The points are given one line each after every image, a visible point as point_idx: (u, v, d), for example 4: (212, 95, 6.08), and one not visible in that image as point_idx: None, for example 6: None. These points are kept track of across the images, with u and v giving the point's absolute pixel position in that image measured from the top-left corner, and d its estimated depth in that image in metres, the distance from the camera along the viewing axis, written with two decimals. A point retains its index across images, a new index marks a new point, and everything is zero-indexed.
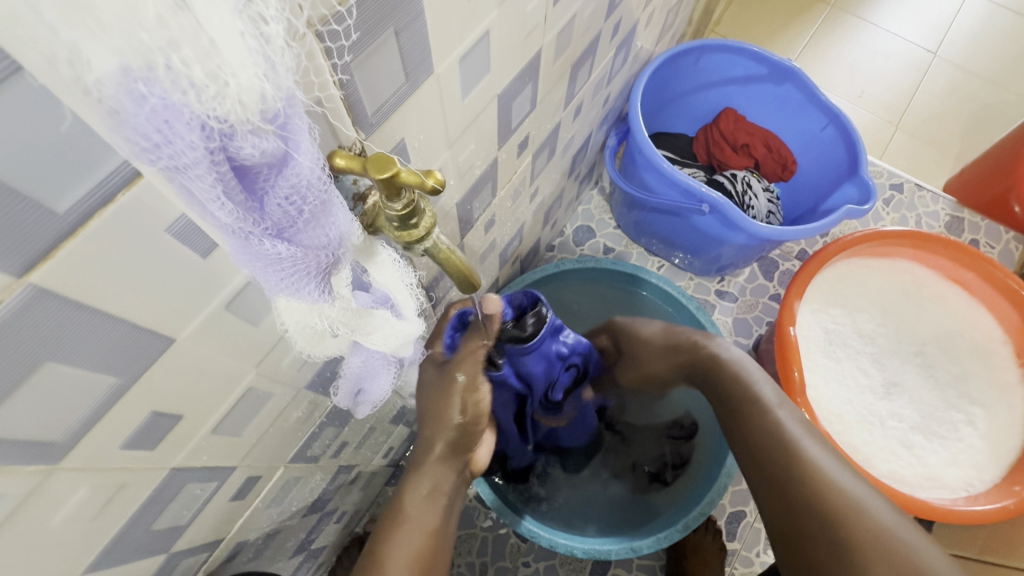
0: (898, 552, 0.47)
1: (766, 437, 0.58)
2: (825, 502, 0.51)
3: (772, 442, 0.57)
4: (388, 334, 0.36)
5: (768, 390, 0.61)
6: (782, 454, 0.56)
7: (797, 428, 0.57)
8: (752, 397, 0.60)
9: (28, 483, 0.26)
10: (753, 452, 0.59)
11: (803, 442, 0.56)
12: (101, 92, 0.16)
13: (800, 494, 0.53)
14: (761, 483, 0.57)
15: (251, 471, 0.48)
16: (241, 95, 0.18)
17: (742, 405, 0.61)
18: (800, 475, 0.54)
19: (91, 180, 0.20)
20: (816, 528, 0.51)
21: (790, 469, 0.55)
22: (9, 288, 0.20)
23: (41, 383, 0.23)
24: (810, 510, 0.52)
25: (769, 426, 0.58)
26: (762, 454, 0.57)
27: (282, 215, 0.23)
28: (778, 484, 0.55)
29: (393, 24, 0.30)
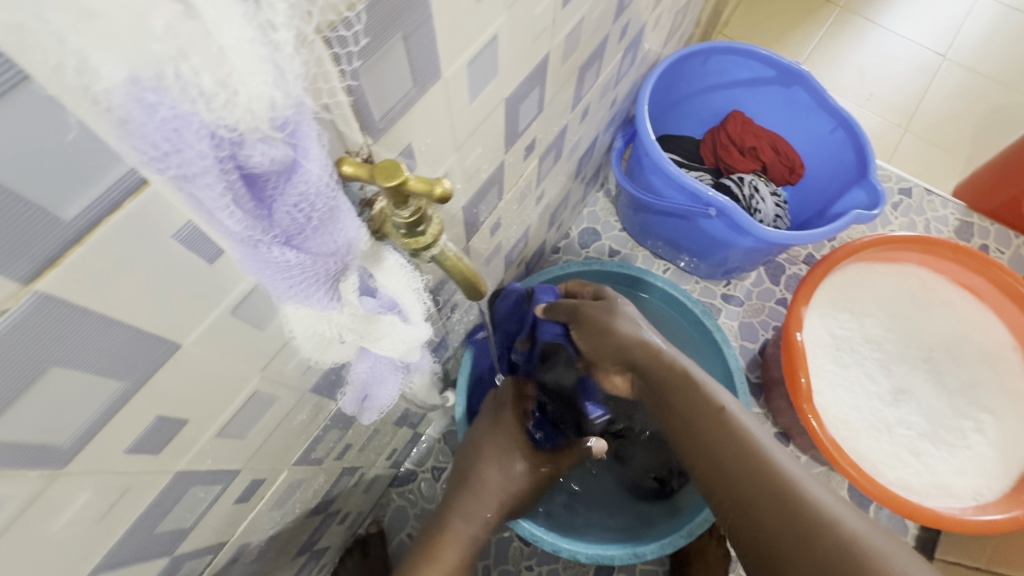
0: (870, 557, 0.47)
1: (730, 450, 0.58)
2: (795, 514, 0.52)
3: (734, 456, 0.57)
4: (394, 340, 0.36)
5: (728, 398, 0.61)
6: (746, 468, 0.56)
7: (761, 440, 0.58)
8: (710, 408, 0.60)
9: (31, 487, 0.26)
10: (717, 472, 0.58)
11: (767, 453, 0.57)
12: (109, 101, 0.16)
13: (770, 511, 0.53)
14: (730, 501, 0.57)
15: (256, 473, 0.48)
16: (250, 104, 0.18)
17: (701, 417, 0.60)
18: (769, 495, 0.54)
19: (98, 188, 0.20)
20: (790, 541, 0.51)
21: (757, 480, 0.55)
22: (16, 296, 0.20)
23: (45, 388, 0.23)
24: (780, 524, 0.52)
25: (730, 442, 0.58)
26: (727, 469, 0.58)
27: (290, 222, 0.23)
28: (746, 502, 0.55)
29: (402, 28, 0.30)
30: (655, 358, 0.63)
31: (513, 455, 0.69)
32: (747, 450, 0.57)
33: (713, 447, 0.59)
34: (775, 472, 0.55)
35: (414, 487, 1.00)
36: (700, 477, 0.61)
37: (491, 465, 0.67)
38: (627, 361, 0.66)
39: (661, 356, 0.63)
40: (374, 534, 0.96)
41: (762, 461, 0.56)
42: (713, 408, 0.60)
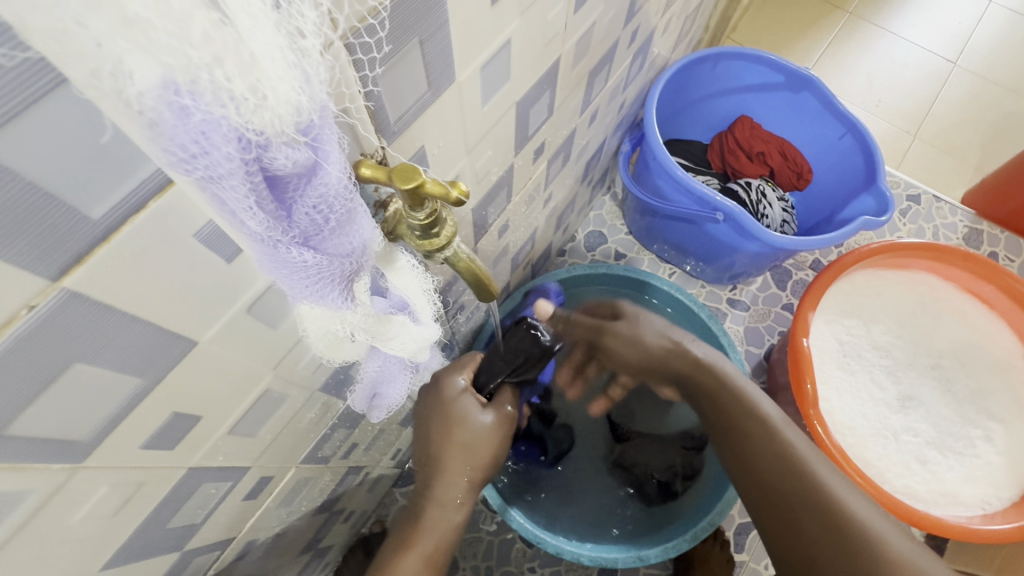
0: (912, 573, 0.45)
1: (771, 459, 0.56)
2: (833, 524, 0.50)
3: (776, 465, 0.55)
4: (406, 339, 0.36)
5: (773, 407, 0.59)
6: (786, 477, 0.54)
7: (805, 448, 0.56)
8: (756, 416, 0.59)
9: (52, 480, 0.27)
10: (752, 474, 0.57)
11: (808, 459, 0.55)
12: (141, 104, 0.16)
13: (803, 515, 0.52)
14: (766, 510, 0.55)
15: (264, 471, 0.49)
16: (278, 108, 0.19)
17: (744, 425, 0.58)
18: (803, 497, 0.52)
19: (124, 187, 0.20)
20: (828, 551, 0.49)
21: (792, 485, 0.54)
22: (44, 293, 0.20)
23: (69, 383, 0.24)
24: (819, 533, 0.50)
25: (772, 446, 0.56)
26: (764, 476, 0.56)
27: (309, 223, 0.23)
28: (779, 505, 0.54)
29: (419, 33, 0.30)
30: (697, 367, 0.62)
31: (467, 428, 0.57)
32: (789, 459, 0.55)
33: (756, 455, 0.57)
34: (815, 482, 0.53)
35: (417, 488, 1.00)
36: (736, 483, 0.59)
37: (456, 451, 0.56)
38: (669, 376, 0.65)
39: (701, 367, 0.62)
40: (377, 533, 0.96)
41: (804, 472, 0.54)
42: (758, 416, 0.58)
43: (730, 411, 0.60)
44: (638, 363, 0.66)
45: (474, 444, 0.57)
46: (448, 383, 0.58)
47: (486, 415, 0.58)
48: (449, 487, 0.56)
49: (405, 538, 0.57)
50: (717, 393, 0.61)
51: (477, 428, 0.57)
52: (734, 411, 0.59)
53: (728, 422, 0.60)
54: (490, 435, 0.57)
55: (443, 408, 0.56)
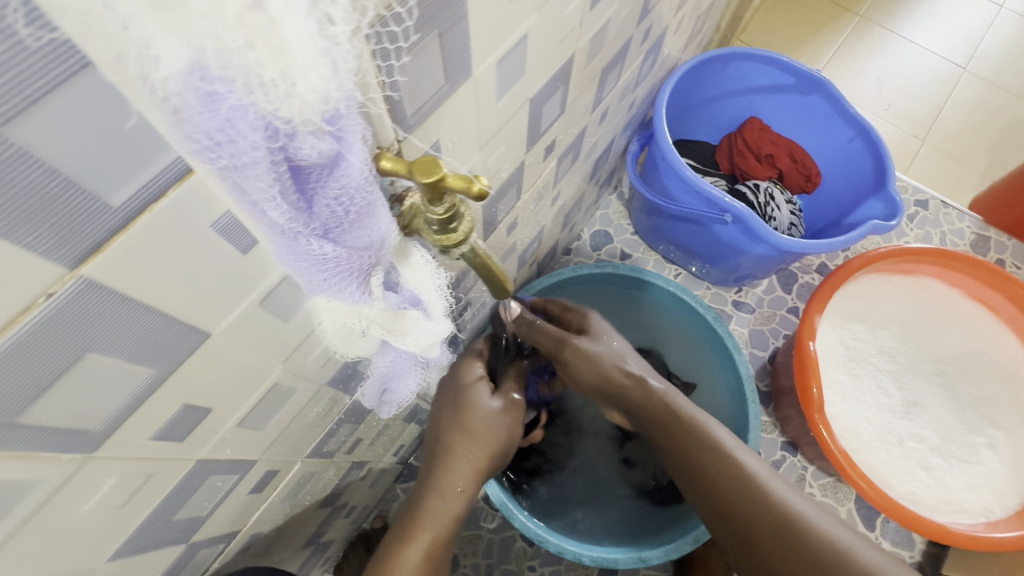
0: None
1: (732, 486, 0.56)
2: (803, 551, 0.52)
3: (738, 494, 0.56)
4: (418, 334, 0.36)
5: (725, 433, 0.58)
6: (750, 505, 0.55)
7: (761, 470, 0.57)
8: (708, 445, 0.57)
9: (62, 469, 0.27)
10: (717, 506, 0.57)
11: (767, 486, 0.55)
12: (167, 89, 0.16)
13: (776, 545, 0.53)
14: (736, 539, 0.56)
15: (270, 464, 0.48)
16: (306, 97, 0.18)
17: (698, 452, 0.57)
18: (773, 528, 0.53)
19: (145, 175, 0.20)
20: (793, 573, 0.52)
21: (757, 515, 0.54)
22: (61, 280, 0.20)
23: (83, 372, 0.23)
24: (792, 560, 0.52)
25: (730, 474, 0.56)
26: (728, 506, 0.56)
27: (330, 215, 0.23)
28: (748, 535, 0.55)
29: (439, 25, 0.30)
30: (650, 399, 0.59)
31: (473, 412, 0.57)
32: (744, 482, 0.56)
33: (716, 484, 0.57)
34: (777, 508, 0.54)
35: None
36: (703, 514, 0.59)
37: (464, 437, 0.56)
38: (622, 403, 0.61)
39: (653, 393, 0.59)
40: (378, 529, 0.96)
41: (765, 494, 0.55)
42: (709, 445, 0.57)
43: (685, 440, 0.58)
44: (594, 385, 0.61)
45: (477, 426, 0.57)
46: (464, 369, 0.60)
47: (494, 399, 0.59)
48: (448, 473, 0.55)
49: (407, 531, 0.54)
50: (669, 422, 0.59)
51: (483, 411, 0.57)
52: (685, 436, 0.58)
53: (682, 449, 0.59)
54: (498, 421, 0.57)
55: (455, 390, 0.59)
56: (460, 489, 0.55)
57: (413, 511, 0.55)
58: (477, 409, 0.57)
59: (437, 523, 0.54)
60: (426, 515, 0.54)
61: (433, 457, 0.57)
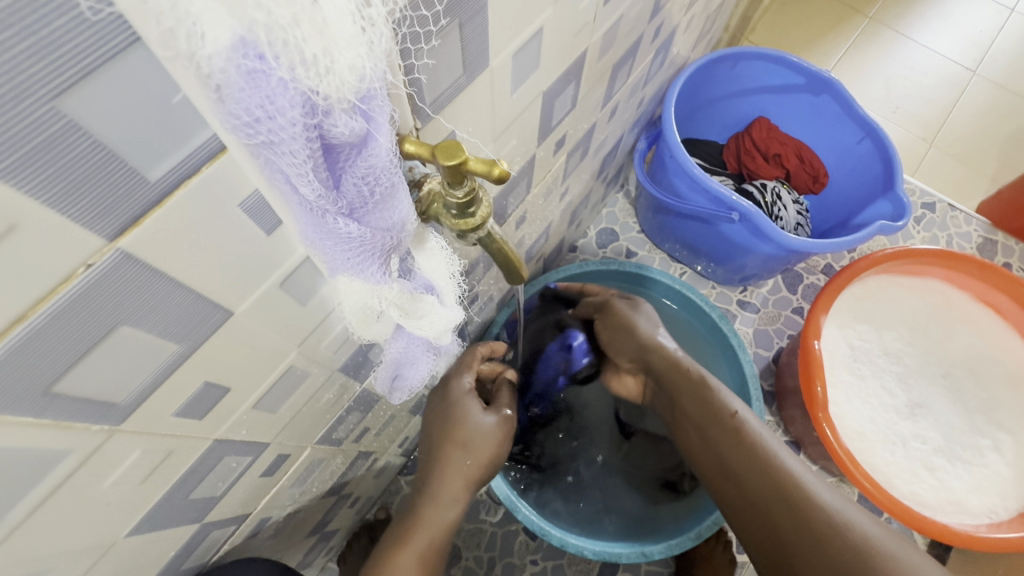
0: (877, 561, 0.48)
1: (744, 457, 0.58)
2: (807, 523, 0.52)
3: (751, 466, 0.58)
4: (433, 320, 0.36)
5: (743, 408, 0.62)
6: (761, 476, 0.57)
7: (775, 444, 0.59)
8: (725, 416, 0.61)
9: (89, 441, 0.27)
10: (728, 475, 0.59)
11: (779, 459, 0.57)
12: (212, 66, 0.17)
13: (784, 517, 0.54)
14: (745, 513, 0.58)
15: (282, 449, 0.49)
16: (343, 75, 0.19)
17: (719, 430, 0.61)
18: (781, 499, 0.55)
19: (182, 152, 0.21)
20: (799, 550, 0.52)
21: (766, 486, 0.56)
22: (101, 252, 0.21)
23: (114, 343, 0.24)
24: (797, 533, 0.53)
25: (744, 445, 0.59)
26: (739, 477, 0.58)
27: (356, 194, 0.24)
28: (758, 508, 0.56)
29: (460, 16, 0.30)
30: (674, 366, 0.66)
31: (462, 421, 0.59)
32: (761, 460, 0.57)
33: (730, 454, 0.59)
34: (786, 479, 0.55)
35: None
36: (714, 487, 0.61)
37: (454, 450, 0.58)
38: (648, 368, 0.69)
39: (676, 362, 0.66)
40: (382, 520, 0.97)
41: (779, 471, 0.56)
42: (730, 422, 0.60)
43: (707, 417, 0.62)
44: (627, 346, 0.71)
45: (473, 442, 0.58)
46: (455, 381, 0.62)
47: (487, 416, 0.60)
48: (446, 486, 0.57)
49: (399, 539, 0.56)
50: (693, 396, 0.64)
51: (475, 423, 0.59)
52: (704, 404, 0.63)
53: (704, 424, 0.62)
54: (489, 433, 0.59)
55: (450, 408, 0.60)
56: (455, 497, 0.57)
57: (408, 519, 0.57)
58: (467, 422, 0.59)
59: (433, 529, 0.56)
60: (422, 524, 0.56)
61: (427, 466, 0.60)
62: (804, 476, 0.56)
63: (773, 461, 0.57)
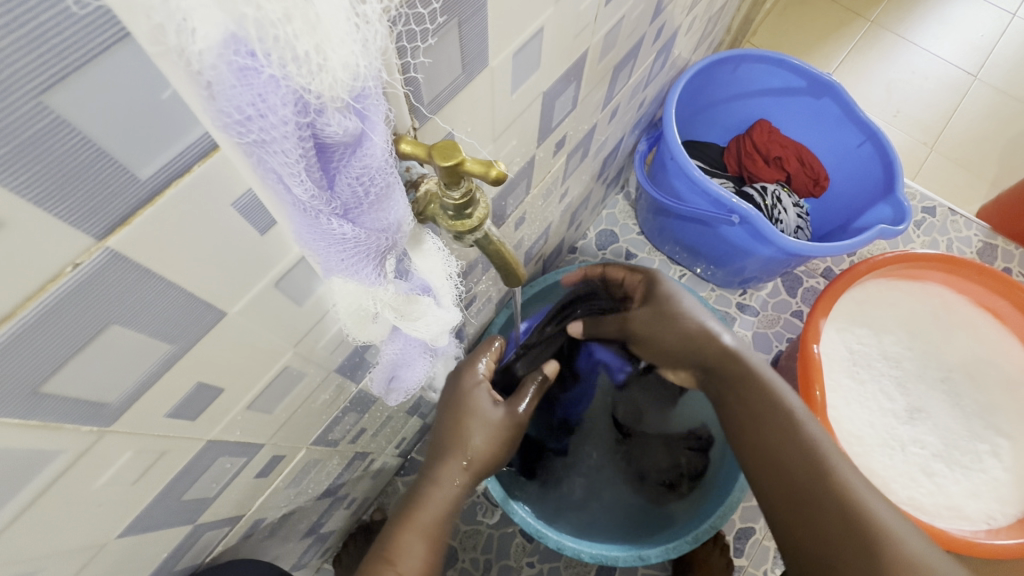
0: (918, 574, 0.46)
1: (793, 451, 0.55)
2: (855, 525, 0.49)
3: (800, 462, 0.54)
4: (430, 321, 0.36)
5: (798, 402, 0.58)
6: (811, 473, 0.53)
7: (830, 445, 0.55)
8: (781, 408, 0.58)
9: (79, 441, 0.27)
10: (773, 469, 0.56)
11: (831, 457, 0.54)
12: (202, 62, 0.16)
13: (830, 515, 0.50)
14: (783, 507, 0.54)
15: (277, 450, 0.49)
16: (336, 74, 0.19)
17: (773, 422, 0.57)
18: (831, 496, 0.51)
19: (172, 150, 0.20)
20: (841, 551, 0.49)
21: (815, 483, 0.52)
22: (89, 251, 0.20)
23: (104, 343, 0.24)
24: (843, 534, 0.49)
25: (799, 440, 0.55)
26: (785, 471, 0.55)
27: (351, 194, 0.23)
28: (800, 504, 0.52)
29: (459, 14, 0.30)
30: (728, 356, 0.61)
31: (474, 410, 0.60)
32: (812, 457, 0.54)
33: (778, 448, 0.56)
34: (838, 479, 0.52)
35: None
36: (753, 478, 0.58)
37: (461, 438, 0.59)
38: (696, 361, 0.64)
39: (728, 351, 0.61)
40: (378, 521, 0.97)
41: (828, 468, 0.53)
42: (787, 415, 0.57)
43: (762, 410, 0.58)
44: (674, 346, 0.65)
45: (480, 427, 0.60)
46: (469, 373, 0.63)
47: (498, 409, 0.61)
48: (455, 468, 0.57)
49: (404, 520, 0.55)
50: (749, 389, 0.60)
51: (483, 414, 0.60)
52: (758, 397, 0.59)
53: (754, 414, 0.59)
54: (497, 425, 0.60)
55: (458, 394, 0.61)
56: (458, 481, 0.57)
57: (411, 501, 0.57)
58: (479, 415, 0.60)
59: (439, 511, 0.56)
60: (428, 505, 0.56)
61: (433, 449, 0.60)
62: (855, 479, 0.52)
63: (826, 458, 0.54)
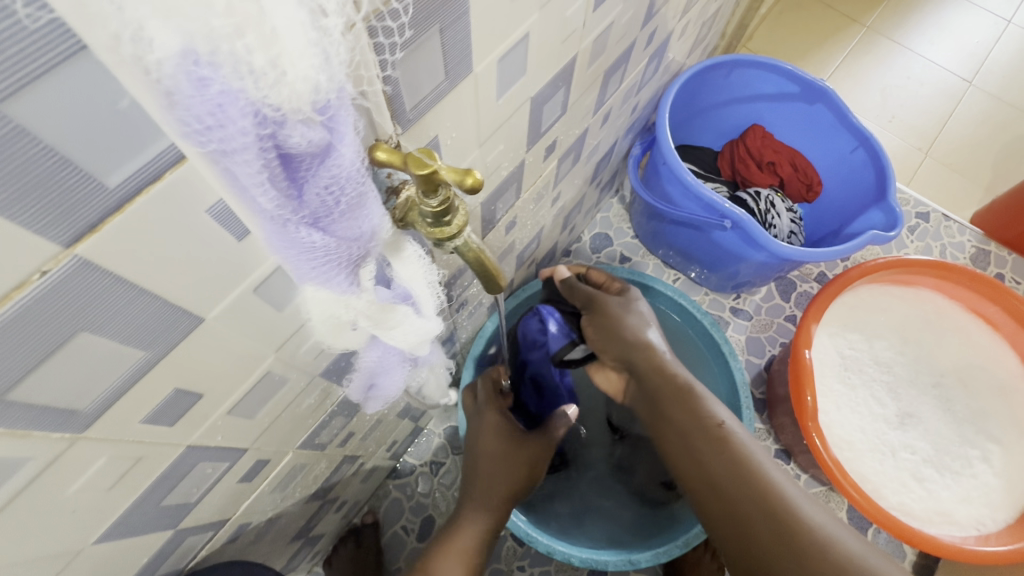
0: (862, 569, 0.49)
1: (723, 463, 0.57)
2: (770, 507, 0.54)
3: (729, 471, 0.57)
4: (407, 330, 0.35)
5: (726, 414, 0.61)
6: (741, 483, 0.56)
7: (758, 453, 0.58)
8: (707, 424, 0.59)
9: (50, 448, 0.27)
10: (717, 493, 0.57)
11: (753, 457, 0.57)
12: (160, 71, 0.16)
13: (749, 503, 0.55)
14: (727, 525, 0.56)
15: (261, 454, 0.48)
16: (297, 85, 0.19)
17: (703, 438, 0.59)
18: (753, 488, 0.55)
19: (142, 157, 0.20)
20: (761, 527, 0.54)
21: (738, 485, 0.56)
22: (56, 259, 0.20)
23: (72, 351, 0.24)
24: (760, 511, 0.54)
25: (726, 452, 0.57)
26: (723, 489, 0.57)
27: (320, 205, 0.23)
28: (742, 511, 0.55)
29: (439, 21, 0.30)
30: (657, 367, 0.62)
31: (500, 432, 0.68)
32: (737, 461, 0.57)
33: (712, 467, 0.57)
34: (759, 480, 0.55)
35: (411, 481, 1.00)
36: (719, 508, 0.57)
37: (489, 456, 0.66)
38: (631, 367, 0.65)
39: (663, 364, 0.62)
40: (369, 524, 0.96)
41: (747, 466, 0.56)
42: (712, 423, 0.59)
43: (701, 435, 0.59)
44: (610, 344, 0.66)
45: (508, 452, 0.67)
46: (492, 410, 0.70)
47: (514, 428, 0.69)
48: (488, 487, 0.65)
49: (440, 546, 0.61)
50: (688, 415, 0.60)
51: (501, 433, 0.68)
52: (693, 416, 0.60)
53: (686, 430, 0.60)
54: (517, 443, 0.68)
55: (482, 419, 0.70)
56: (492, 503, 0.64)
57: (449, 527, 0.63)
58: (493, 441, 0.67)
59: (471, 536, 0.61)
60: (462, 530, 0.62)
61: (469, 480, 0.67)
62: (771, 465, 0.57)
63: (756, 466, 0.56)
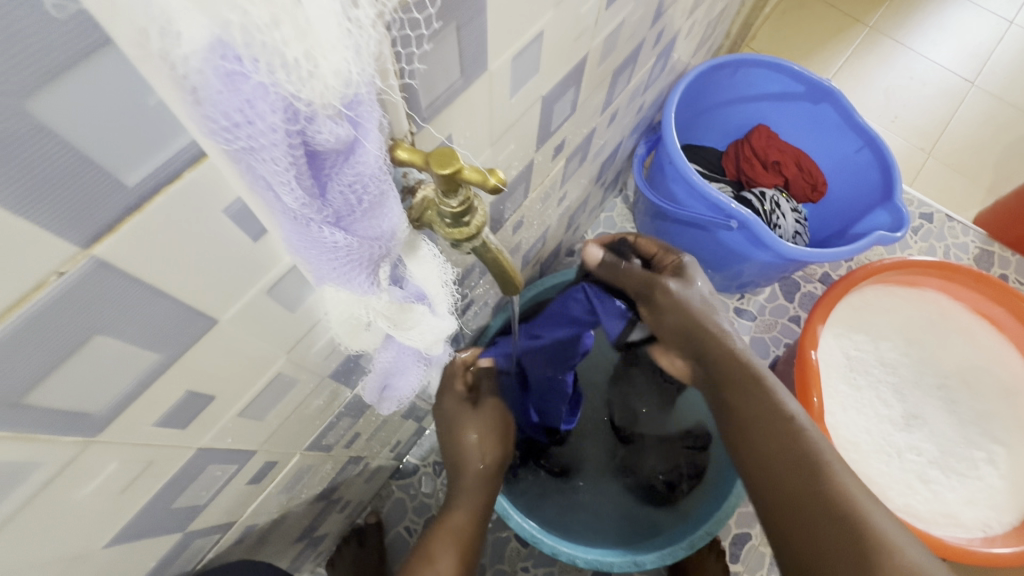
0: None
1: (786, 452, 0.53)
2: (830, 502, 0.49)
3: (789, 459, 0.52)
4: (424, 330, 0.35)
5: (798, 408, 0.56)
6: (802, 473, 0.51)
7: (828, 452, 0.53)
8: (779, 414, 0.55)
9: (63, 452, 0.26)
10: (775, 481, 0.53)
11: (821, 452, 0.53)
12: (187, 67, 0.15)
13: (809, 493, 0.50)
14: (779, 514, 0.52)
15: (269, 456, 0.48)
16: (328, 80, 0.18)
17: (769, 427, 0.55)
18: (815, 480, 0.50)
19: (161, 156, 0.20)
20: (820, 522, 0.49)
21: (799, 474, 0.51)
22: (73, 260, 0.20)
23: (86, 354, 0.23)
24: (819, 503, 0.49)
25: (790, 442, 0.53)
26: (782, 477, 0.52)
27: (343, 202, 0.23)
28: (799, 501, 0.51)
29: (457, 18, 0.29)
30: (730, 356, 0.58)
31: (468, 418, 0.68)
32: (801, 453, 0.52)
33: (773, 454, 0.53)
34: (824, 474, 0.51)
35: (415, 482, 1.00)
36: (775, 496, 0.52)
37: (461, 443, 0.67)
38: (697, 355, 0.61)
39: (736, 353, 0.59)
40: (372, 524, 0.96)
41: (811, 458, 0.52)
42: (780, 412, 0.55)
43: (766, 422, 0.55)
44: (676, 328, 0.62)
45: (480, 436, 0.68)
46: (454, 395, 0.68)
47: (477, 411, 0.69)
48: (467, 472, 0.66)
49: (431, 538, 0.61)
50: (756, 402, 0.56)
51: (470, 420, 0.68)
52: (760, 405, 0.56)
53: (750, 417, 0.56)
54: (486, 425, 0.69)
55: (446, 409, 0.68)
56: (471, 488, 0.65)
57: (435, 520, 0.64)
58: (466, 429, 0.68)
59: (460, 523, 0.63)
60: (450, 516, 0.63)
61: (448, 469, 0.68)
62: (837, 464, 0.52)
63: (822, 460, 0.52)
